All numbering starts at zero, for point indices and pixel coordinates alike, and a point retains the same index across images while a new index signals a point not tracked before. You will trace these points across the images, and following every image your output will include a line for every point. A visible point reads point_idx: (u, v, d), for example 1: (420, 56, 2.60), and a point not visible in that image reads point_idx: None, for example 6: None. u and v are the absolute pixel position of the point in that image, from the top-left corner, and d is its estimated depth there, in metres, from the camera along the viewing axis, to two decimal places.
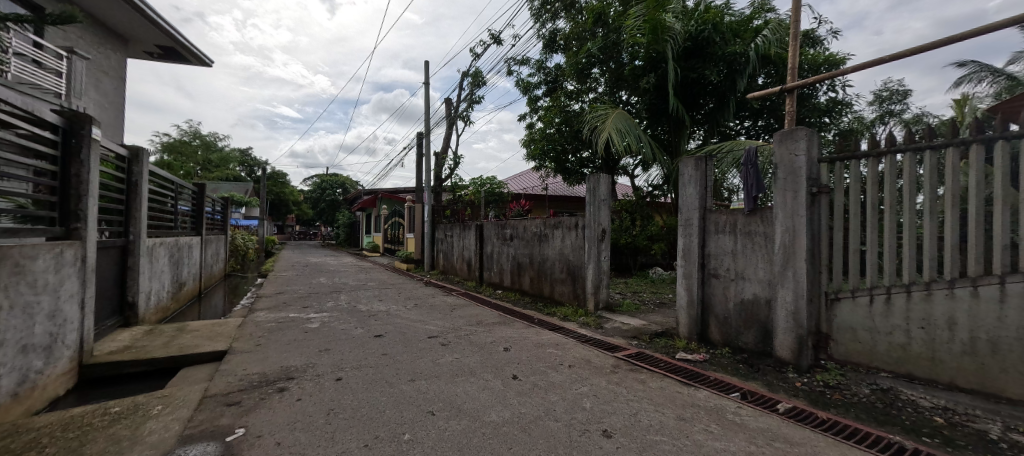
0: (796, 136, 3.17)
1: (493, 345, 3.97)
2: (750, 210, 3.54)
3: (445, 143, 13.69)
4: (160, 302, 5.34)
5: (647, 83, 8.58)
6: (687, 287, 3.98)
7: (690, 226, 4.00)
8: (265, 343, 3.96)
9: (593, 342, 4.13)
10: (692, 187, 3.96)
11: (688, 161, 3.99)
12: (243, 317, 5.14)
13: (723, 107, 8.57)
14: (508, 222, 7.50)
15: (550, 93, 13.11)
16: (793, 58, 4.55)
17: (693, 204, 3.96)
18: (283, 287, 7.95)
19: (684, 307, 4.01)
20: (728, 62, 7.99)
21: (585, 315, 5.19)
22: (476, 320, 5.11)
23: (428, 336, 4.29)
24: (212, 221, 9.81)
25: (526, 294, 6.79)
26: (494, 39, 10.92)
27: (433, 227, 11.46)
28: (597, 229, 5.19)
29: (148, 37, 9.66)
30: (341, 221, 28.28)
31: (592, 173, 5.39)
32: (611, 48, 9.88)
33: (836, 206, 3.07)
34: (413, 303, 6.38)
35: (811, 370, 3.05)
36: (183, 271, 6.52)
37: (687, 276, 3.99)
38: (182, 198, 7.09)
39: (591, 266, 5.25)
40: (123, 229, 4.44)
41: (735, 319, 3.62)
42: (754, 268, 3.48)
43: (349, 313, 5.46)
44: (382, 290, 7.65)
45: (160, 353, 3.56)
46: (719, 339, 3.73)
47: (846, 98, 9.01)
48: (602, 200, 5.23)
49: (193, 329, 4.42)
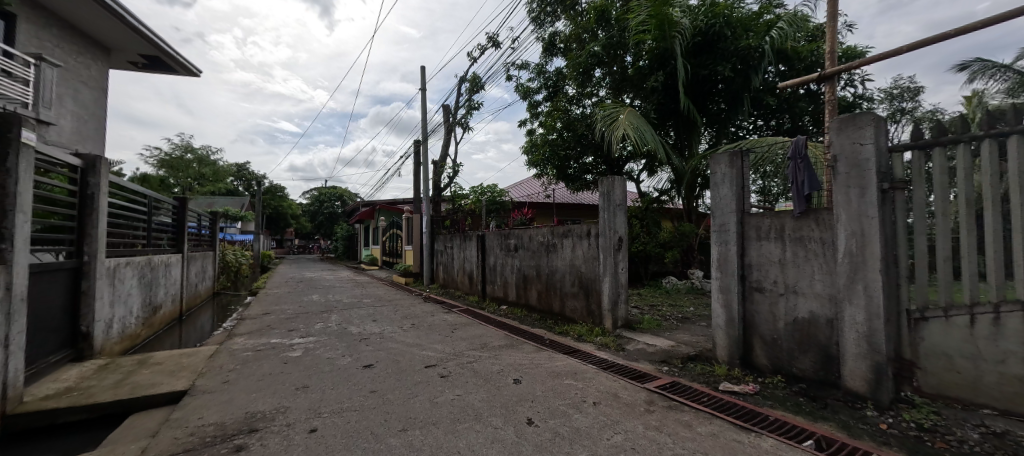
0: (860, 122, 2.65)
1: (501, 377, 3.40)
2: (800, 212, 3.01)
3: (444, 152, 13.23)
4: (127, 330, 4.77)
5: (655, 82, 8.11)
6: (725, 304, 3.43)
7: (725, 233, 3.47)
8: (236, 379, 3.39)
9: (616, 368, 3.56)
10: (726, 188, 3.44)
11: (722, 157, 3.47)
12: (218, 345, 4.56)
13: (737, 106, 8.10)
14: (511, 231, 6.97)
15: (551, 97, 12.69)
16: (833, 43, 4.06)
17: (728, 207, 3.44)
18: (272, 307, 7.39)
19: (721, 327, 3.46)
20: (742, 57, 7.51)
21: (602, 335, 4.62)
22: (480, 343, 4.54)
23: (425, 365, 3.72)
24: (198, 236, 9.27)
25: (533, 310, 6.22)
26: (492, 42, 10.51)
27: (432, 238, 10.92)
28: (614, 237, 4.66)
29: (130, 46, 9.24)
30: (339, 235, 27.78)
31: (605, 176, 4.89)
32: (615, 48, 9.44)
33: (915, 205, 2.53)
34: (410, 323, 5.81)
35: (893, 407, 2.49)
36: (158, 293, 5.95)
37: (724, 290, 3.45)
38: (160, 213, 6.56)
39: (607, 280, 4.69)
40: (75, 249, 3.90)
41: (788, 342, 3.06)
42: (810, 280, 2.94)
43: (338, 337, 4.89)
44: (377, 308, 7.07)
45: (106, 397, 2.99)
46: (768, 366, 3.17)
47: (866, 94, 8.51)
48: (617, 205, 4.71)
49: (156, 362, 3.84)
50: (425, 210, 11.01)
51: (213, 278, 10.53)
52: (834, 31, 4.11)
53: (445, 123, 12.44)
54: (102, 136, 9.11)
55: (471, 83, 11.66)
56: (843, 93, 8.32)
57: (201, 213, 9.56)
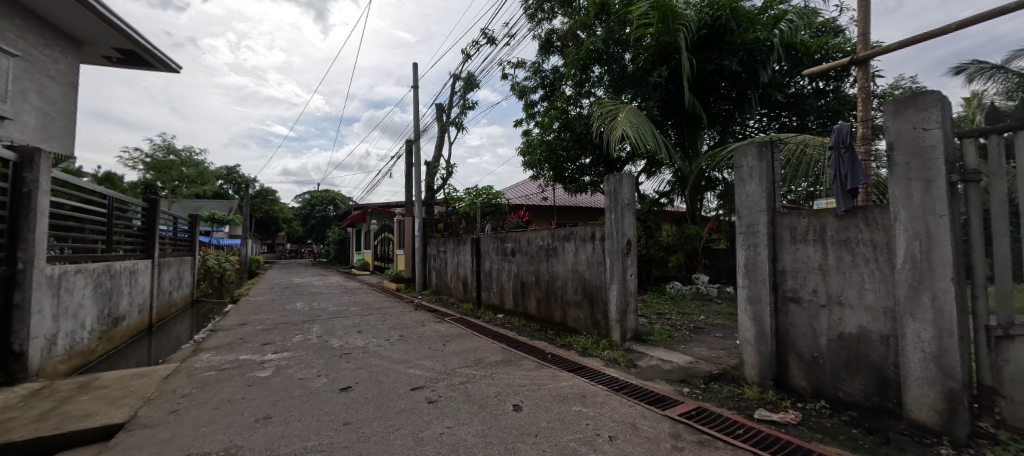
0: (923, 102, 2.23)
1: (498, 402, 2.93)
2: (846, 210, 2.59)
3: (438, 153, 12.77)
4: (77, 346, 4.26)
5: (659, 76, 7.70)
6: (754, 315, 3.00)
7: (753, 235, 3.04)
8: (186, 408, 2.88)
9: (630, 390, 3.11)
10: (755, 183, 3.02)
11: (750, 148, 3.05)
12: (178, 363, 4.04)
13: (744, 103, 7.72)
14: (508, 234, 6.52)
15: (548, 97, 12.32)
16: (866, 25, 3.71)
17: (756, 205, 3.01)
18: (250, 316, 6.86)
19: (750, 343, 3.02)
20: (749, 50, 7.11)
21: (610, 348, 4.17)
22: (475, 358, 4.07)
23: (412, 387, 3.24)
24: (174, 241, 8.71)
25: (532, 319, 5.76)
26: (486, 38, 10.10)
27: (425, 242, 10.45)
28: (621, 241, 4.23)
29: (104, 39, 8.70)
30: (331, 239, 27.16)
31: (611, 174, 4.47)
32: (616, 44, 9.06)
33: (993, 201, 2.12)
34: (399, 334, 5.33)
35: (972, 444, 2.06)
36: (120, 303, 5.43)
37: (753, 300, 3.01)
38: (125, 216, 6.02)
39: (616, 287, 4.25)
40: (8, 255, 3.39)
41: (832, 362, 2.64)
42: (859, 290, 2.52)
43: (316, 352, 4.39)
44: (364, 318, 6.56)
45: (23, 433, 2.47)
46: (808, 388, 2.75)
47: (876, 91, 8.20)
48: (625, 204, 4.27)
49: (99, 387, 3.32)
50: (417, 213, 10.52)
51: (192, 285, 9.95)
52: (864, 13, 3.77)
53: (439, 122, 11.98)
54: (71, 134, 8.53)
55: (466, 81, 11.24)
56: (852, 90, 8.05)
57: (178, 216, 9.00)
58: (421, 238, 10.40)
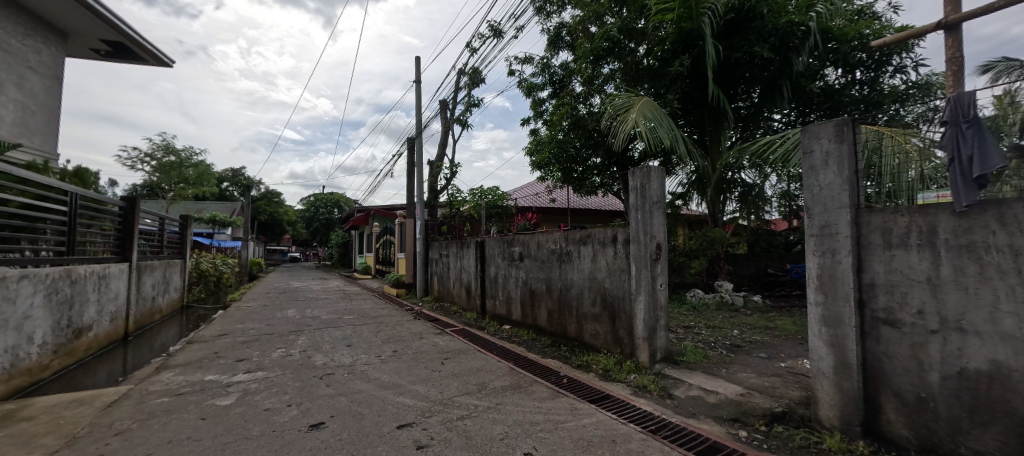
0: None
1: (505, 448, 2.30)
2: (968, 206, 1.94)
3: (441, 152, 12.22)
4: (21, 363, 3.71)
5: (680, 66, 7.04)
6: (832, 341, 2.35)
7: (830, 238, 2.40)
8: (113, 452, 2.29)
9: (670, 433, 2.48)
10: (832, 173, 2.38)
11: (825, 128, 2.43)
12: (131, 386, 3.47)
13: (774, 94, 7.03)
14: (515, 237, 5.90)
15: (557, 94, 11.74)
16: None
17: (834, 200, 2.38)
18: (234, 325, 6.30)
19: (827, 376, 2.38)
20: (781, 35, 6.41)
21: (637, 372, 3.53)
22: (479, 383, 3.46)
23: (399, 424, 2.64)
24: (160, 243, 8.22)
25: (543, 332, 5.14)
26: (492, 31, 9.54)
27: (427, 245, 9.89)
28: (649, 245, 3.60)
29: (90, 30, 8.26)
30: (334, 242, 26.70)
31: (636, 167, 3.84)
32: (630, 35, 8.40)
33: None
34: (393, 349, 4.72)
35: None
36: (85, 312, 4.89)
37: (831, 321, 2.37)
38: (94, 214, 5.50)
39: (643, 300, 3.62)
40: None
41: (950, 407, 1.99)
42: (992, 313, 1.85)
43: (295, 372, 3.80)
44: (358, 328, 5.97)
45: None
46: (914, 441, 2.11)
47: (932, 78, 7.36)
48: (654, 202, 3.66)
49: (22, 419, 2.74)
50: (419, 215, 9.96)
51: (182, 289, 9.45)
52: None
53: (441, 120, 11.41)
54: (53, 130, 8.07)
55: (471, 76, 10.67)
56: (890, 82, 7.34)
57: (165, 217, 8.50)
58: (422, 242, 9.84)
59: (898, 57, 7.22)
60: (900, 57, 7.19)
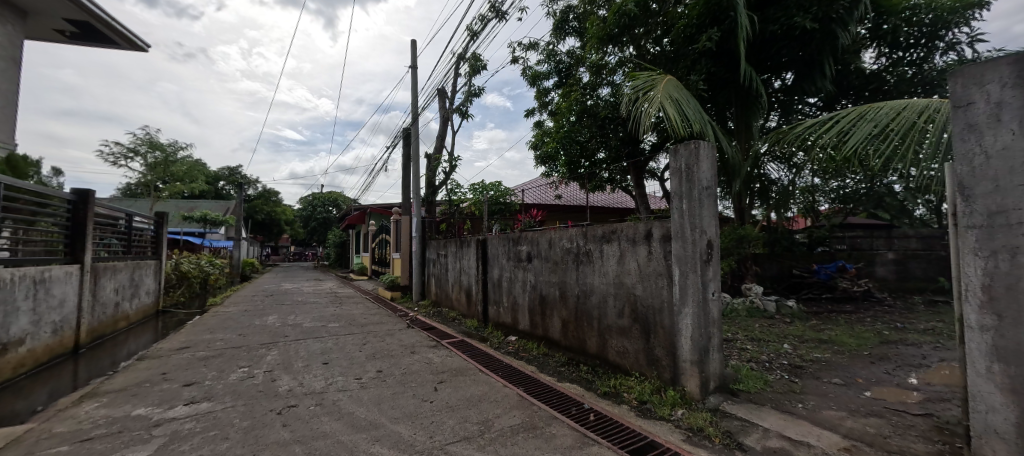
0: None
1: None
2: None
3: (440, 145, 11.44)
4: None
5: (707, 41, 6.21)
6: (1015, 386, 1.56)
7: (1006, 232, 1.60)
8: None
9: None
10: (1011, 132, 1.60)
11: (998, 65, 1.63)
12: (29, 427, 2.67)
13: (815, 74, 6.23)
14: (522, 235, 5.12)
15: (563, 83, 10.99)
16: None
17: (1016, 172, 1.58)
18: (200, 336, 5.51)
19: (1004, 439, 1.59)
20: (825, 3, 5.54)
21: (683, 406, 2.75)
22: (481, 421, 2.66)
23: None
24: (128, 242, 7.46)
25: (556, 347, 4.38)
26: (494, 11, 8.74)
27: (423, 245, 9.12)
28: (700, 243, 2.80)
29: (52, 8, 7.45)
30: (330, 242, 25.92)
31: (681, 142, 3.05)
32: (644, 15, 7.48)
33: None
34: (378, 368, 3.94)
35: None
36: (12, 324, 4.10)
37: (1013, 357, 1.57)
38: (30, 208, 4.70)
39: (690, 312, 2.82)
40: None
41: None
42: None
43: (251, 404, 3.01)
44: (341, 340, 5.17)
45: None
46: None
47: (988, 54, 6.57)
48: (703, 189, 2.87)
49: None
50: (415, 212, 9.16)
51: (156, 292, 8.68)
52: None
53: (440, 110, 10.62)
54: (8, 117, 7.25)
55: (471, 62, 9.89)
56: (942, 60, 6.52)
57: (136, 214, 7.73)
58: (419, 240, 9.06)
59: (951, 32, 6.38)
60: (953, 32, 6.35)
